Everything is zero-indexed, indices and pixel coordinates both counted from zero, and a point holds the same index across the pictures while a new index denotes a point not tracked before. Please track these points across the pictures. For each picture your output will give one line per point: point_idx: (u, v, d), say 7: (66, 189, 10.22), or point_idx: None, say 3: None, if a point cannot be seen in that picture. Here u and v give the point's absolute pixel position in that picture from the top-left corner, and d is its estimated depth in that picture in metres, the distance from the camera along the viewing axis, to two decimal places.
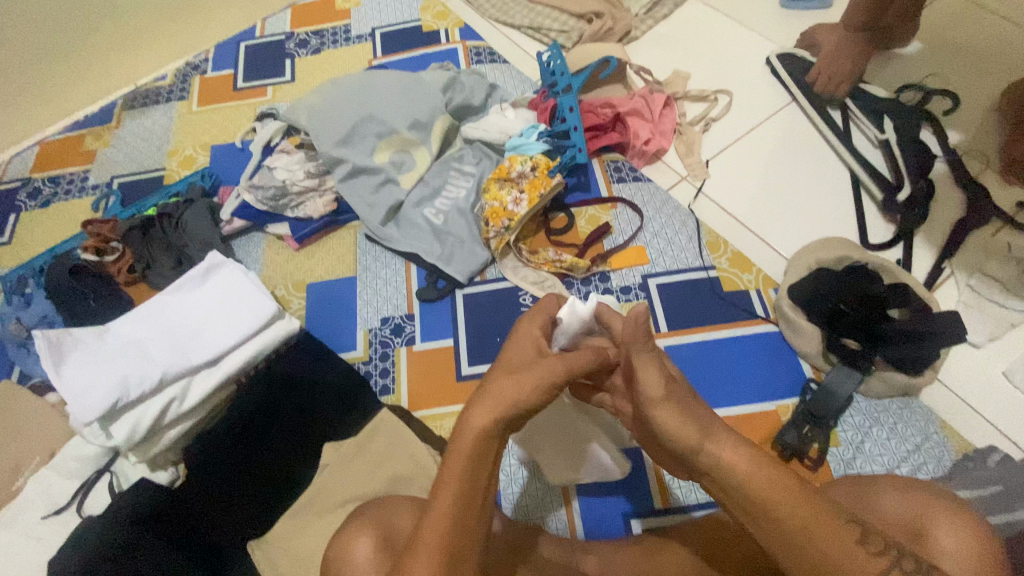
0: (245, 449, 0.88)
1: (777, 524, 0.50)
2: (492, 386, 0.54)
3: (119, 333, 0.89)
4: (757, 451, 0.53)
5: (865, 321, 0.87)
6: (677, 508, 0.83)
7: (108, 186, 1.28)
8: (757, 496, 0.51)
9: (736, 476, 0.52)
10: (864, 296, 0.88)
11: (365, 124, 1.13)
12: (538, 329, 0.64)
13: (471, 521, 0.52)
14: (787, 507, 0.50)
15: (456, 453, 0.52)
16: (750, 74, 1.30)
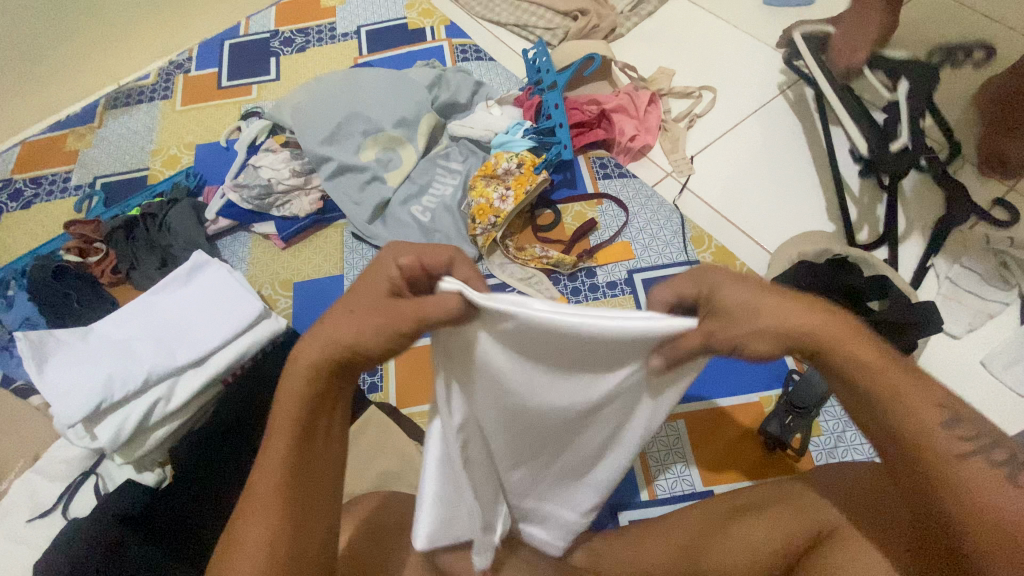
0: (231, 446, 0.89)
1: (901, 424, 0.48)
2: (327, 323, 0.50)
3: (103, 334, 0.88)
4: (880, 347, 0.50)
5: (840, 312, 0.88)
6: (663, 499, 0.84)
7: (92, 186, 1.27)
8: (883, 394, 0.48)
9: (866, 372, 0.49)
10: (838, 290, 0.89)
11: (351, 122, 1.13)
12: (392, 265, 0.50)
13: (314, 459, 0.52)
14: (889, 397, 0.48)
15: (287, 393, 0.51)
16: (734, 71, 1.32)
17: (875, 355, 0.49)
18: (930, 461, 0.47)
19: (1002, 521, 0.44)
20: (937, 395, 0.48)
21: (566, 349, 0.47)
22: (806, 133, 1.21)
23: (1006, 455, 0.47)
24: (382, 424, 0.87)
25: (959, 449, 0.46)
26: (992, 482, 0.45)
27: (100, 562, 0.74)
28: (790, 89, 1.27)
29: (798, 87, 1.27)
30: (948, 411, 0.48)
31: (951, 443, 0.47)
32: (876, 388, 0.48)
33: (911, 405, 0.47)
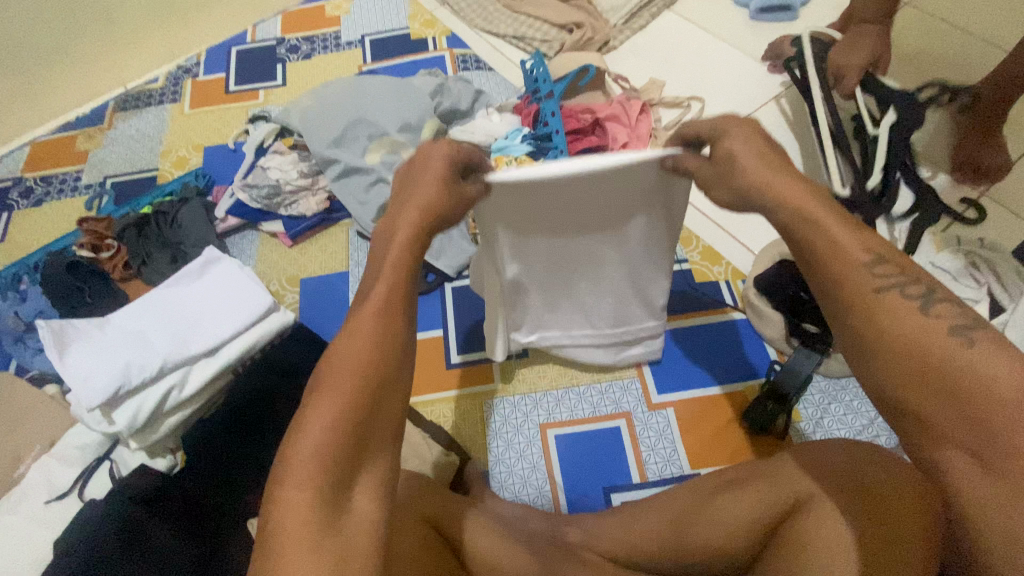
0: (243, 433, 0.93)
1: (835, 277, 0.52)
2: (417, 195, 0.54)
3: (120, 324, 0.92)
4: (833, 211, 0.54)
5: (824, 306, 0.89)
6: (654, 482, 0.89)
7: (102, 185, 1.31)
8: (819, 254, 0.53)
9: (811, 233, 0.53)
10: None
11: (357, 126, 1.18)
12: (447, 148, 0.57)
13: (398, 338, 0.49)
14: (829, 243, 0.52)
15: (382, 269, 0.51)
16: (721, 83, 1.39)
17: (822, 209, 0.53)
18: (855, 302, 0.51)
19: (933, 362, 0.46)
20: (868, 242, 0.52)
21: (568, 187, 0.65)
22: (787, 142, 1.29)
23: (921, 291, 0.49)
24: None
25: (877, 287, 0.50)
26: (909, 315, 0.48)
27: (119, 541, 0.78)
28: (773, 102, 1.35)
29: (780, 100, 1.35)
30: (876, 255, 0.51)
31: (871, 280, 0.50)
32: (825, 238, 0.52)
33: (846, 245, 0.52)
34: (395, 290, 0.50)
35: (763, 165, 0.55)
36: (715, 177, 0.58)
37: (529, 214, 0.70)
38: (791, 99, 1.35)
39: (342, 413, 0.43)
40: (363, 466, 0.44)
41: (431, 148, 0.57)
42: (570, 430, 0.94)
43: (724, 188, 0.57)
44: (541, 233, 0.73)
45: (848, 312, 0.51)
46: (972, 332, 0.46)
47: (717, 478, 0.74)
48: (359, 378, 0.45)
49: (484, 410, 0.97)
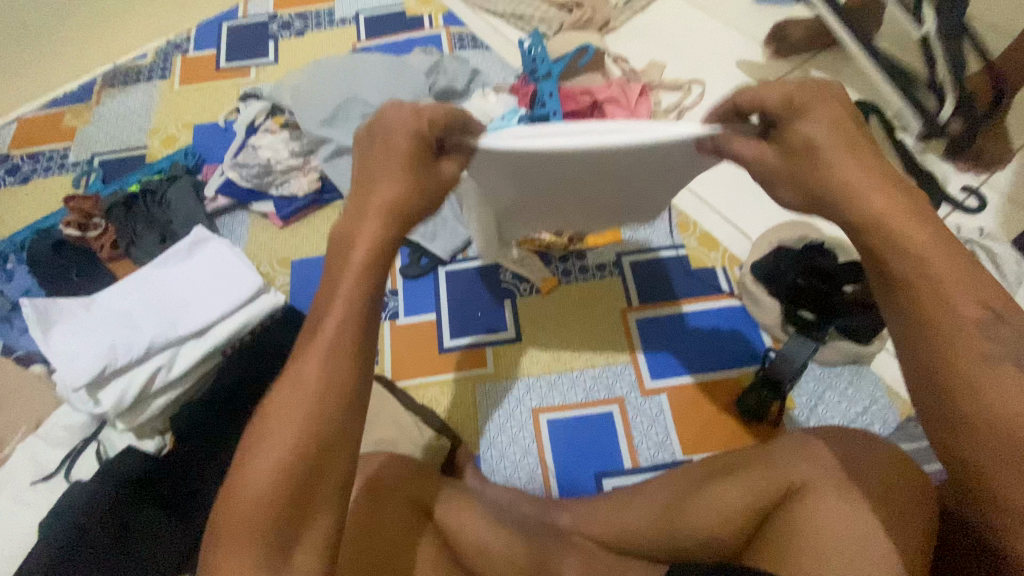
0: (229, 416, 0.93)
1: (928, 312, 0.42)
2: (375, 199, 0.49)
3: (107, 304, 0.90)
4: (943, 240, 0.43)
5: (820, 294, 0.87)
6: (644, 467, 0.89)
7: (89, 163, 1.28)
8: (906, 282, 0.43)
9: (910, 260, 0.43)
10: (821, 272, 0.88)
11: (349, 105, 1.15)
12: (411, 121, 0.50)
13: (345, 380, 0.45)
14: (939, 281, 0.42)
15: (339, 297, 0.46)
16: (723, 66, 1.37)
17: (928, 237, 0.43)
18: (943, 350, 0.42)
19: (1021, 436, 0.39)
20: (983, 292, 0.42)
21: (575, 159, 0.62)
22: None
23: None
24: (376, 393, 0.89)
25: (984, 348, 0.41)
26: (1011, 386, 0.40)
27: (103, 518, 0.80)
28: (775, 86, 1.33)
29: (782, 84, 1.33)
30: (993, 308, 0.41)
31: (975, 339, 0.41)
32: (923, 270, 0.43)
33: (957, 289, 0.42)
34: (349, 321, 0.45)
35: (857, 164, 0.47)
36: (786, 174, 0.52)
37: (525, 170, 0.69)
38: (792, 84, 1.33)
39: (277, 467, 0.42)
40: (312, 517, 0.43)
41: (395, 121, 0.50)
42: (561, 415, 0.93)
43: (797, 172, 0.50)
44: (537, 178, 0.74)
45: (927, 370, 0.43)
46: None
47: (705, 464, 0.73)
48: (300, 425, 0.43)
49: (476, 395, 0.96)
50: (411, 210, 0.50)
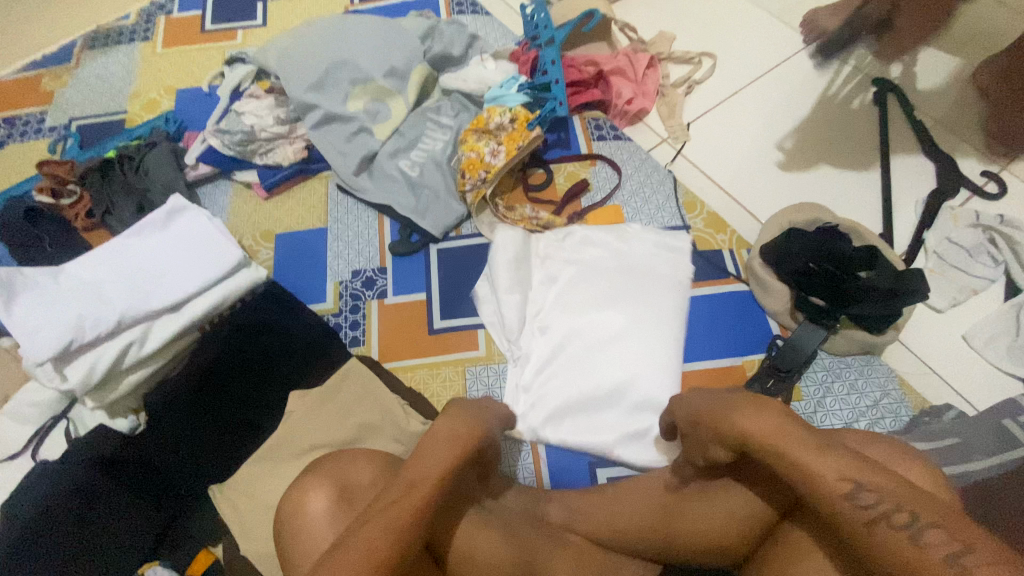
0: (207, 394, 0.85)
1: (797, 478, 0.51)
2: (423, 447, 0.59)
3: (75, 274, 0.85)
4: (778, 418, 0.54)
5: (833, 279, 0.82)
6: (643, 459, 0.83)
7: (67, 128, 1.22)
8: (773, 453, 0.53)
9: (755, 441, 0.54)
10: (833, 256, 0.83)
11: (339, 69, 1.08)
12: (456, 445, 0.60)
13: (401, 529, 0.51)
14: (795, 466, 0.51)
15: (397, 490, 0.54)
16: (736, 39, 1.29)
17: (773, 429, 0.54)
18: (843, 526, 0.48)
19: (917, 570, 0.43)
20: (841, 467, 0.49)
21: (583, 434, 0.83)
22: (804, 105, 1.19)
23: (908, 518, 0.45)
24: (362, 377, 0.86)
25: (864, 513, 0.47)
26: (900, 548, 0.44)
27: (72, 501, 0.75)
28: (790, 61, 1.25)
29: (798, 60, 1.26)
30: (853, 480, 0.48)
31: (856, 513, 0.47)
32: (785, 464, 0.52)
33: (816, 474, 0.50)
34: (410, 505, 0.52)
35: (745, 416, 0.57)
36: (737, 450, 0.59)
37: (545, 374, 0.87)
38: (809, 60, 1.26)
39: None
40: None
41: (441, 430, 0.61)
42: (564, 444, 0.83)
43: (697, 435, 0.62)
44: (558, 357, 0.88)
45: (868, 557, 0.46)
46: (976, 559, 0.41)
47: (694, 471, 0.70)
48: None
49: (466, 378, 0.91)
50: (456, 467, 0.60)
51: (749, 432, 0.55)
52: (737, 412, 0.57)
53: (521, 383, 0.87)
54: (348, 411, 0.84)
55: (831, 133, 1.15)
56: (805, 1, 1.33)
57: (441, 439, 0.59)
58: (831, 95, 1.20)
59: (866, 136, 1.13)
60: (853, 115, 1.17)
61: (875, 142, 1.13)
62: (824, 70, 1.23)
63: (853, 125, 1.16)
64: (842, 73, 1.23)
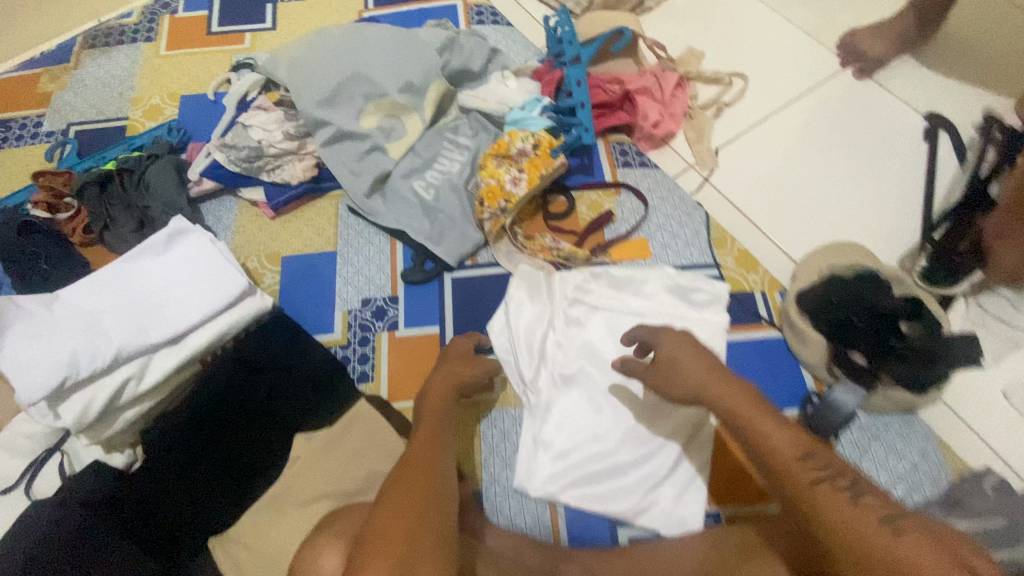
0: (210, 432, 0.81)
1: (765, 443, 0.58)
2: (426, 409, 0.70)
3: (70, 302, 0.80)
4: (747, 390, 0.62)
5: (876, 335, 0.79)
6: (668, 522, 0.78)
7: (65, 134, 1.16)
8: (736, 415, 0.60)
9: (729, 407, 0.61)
10: (875, 312, 0.80)
11: (352, 83, 1.02)
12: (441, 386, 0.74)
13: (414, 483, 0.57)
14: (756, 433, 0.59)
15: (410, 458, 0.60)
16: (766, 61, 1.25)
17: (742, 398, 0.61)
18: (793, 488, 0.55)
19: (859, 532, 0.50)
20: (799, 439, 0.58)
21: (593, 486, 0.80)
22: (834, 136, 1.16)
23: (850, 484, 0.54)
24: (372, 421, 0.84)
25: (816, 477, 0.54)
26: (843, 507, 0.52)
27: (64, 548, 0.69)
28: (821, 88, 1.22)
29: (830, 86, 1.22)
30: (807, 452, 0.56)
31: (806, 474, 0.55)
32: (753, 432, 0.59)
33: (772, 440, 0.57)
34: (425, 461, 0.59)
35: (717, 377, 0.63)
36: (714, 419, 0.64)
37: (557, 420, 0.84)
38: (842, 86, 1.22)
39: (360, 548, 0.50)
40: None
41: (434, 384, 0.75)
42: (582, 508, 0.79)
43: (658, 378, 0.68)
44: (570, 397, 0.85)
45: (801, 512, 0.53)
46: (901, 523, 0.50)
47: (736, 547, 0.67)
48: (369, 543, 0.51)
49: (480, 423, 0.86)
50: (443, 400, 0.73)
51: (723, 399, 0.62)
52: (717, 376, 0.63)
53: (539, 436, 0.83)
54: (356, 458, 0.81)
55: (861, 167, 1.12)
56: (839, 22, 1.28)
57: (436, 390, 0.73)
58: (862, 126, 1.17)
59: (897, 174, 1.11)
60: (884, 148, 1.14)
61: (907, 179, 1.11)
62: (857, 98, 1.20)
63: (884, 159, 1.13)
64: (876, 103, 1.19)
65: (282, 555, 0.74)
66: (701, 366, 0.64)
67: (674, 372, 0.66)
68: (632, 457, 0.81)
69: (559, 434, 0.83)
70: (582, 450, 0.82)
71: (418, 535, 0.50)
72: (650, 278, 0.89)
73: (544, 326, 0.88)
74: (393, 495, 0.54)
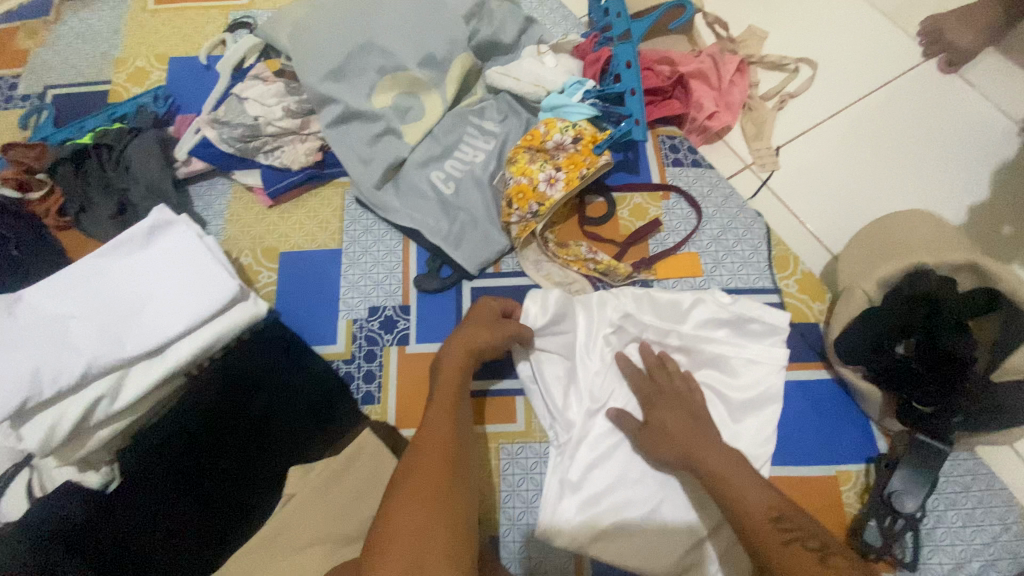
0: (197, 461, 0.70)
1: (739, 499, 0.60)
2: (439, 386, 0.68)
3: (35, 306, 0.69)
4: (728, 452, 0.64)
5: (944, 379, 0.68)
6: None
7: (40, 98, 1.03)
8: (717, 475, 0.62)
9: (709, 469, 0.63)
10: (938, 348, 0.68)
11: (365, 54, 0.88)
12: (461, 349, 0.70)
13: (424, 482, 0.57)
14: (729, 490, 0.61)
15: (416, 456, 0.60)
16: (838, 47, 1.10)
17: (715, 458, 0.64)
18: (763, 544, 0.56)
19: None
20: (773, 498, 0.59)
21: (629, 542, 0.70)
22: (912, 137, 1.01)
23: (819, 545, 0.55)
24: (378, 454, 0.75)
25: (784, 538, 0.56)
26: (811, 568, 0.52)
27: None
28: (899, 81, 1.06)
29: (910, 80, 1.06)
30: (778, 511, 0.58)
31: (776, 533, 0.56)
32: (727, 487, 0.61)
33: (750, 502, 0.59)
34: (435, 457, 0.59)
35: (691, 434, 0.67)
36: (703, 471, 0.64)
37: (590, 465, 0.74)
38: (925, 79, 1.06)
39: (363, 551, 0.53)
40: None
41: (447, 354, 0.70)
42: (616, 564, 0.70)
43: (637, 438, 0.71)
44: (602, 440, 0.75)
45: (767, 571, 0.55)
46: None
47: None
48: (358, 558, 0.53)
49: (499, 458, 0.77)
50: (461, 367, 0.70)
51: (706, 461, 0.64)
52: (703, 439, 0.66)
53: (567, 478, 0.73)
54: (360, 496, 0.72)
55: (942, 175, 0.98)
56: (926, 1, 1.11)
57: (450, 360, 0.69)
58: (945, 129, 1.02)
59: (983, 188, 0.97)
60: (970, 157, 0.99)
61: (995, 195, 0.96)
62: (941, 94, 1.04)
63: (969, 169, 0.98)
64: (961, 102, 1.03)
65: None
66: (690, 433, 0.67)
67: (662, 443, 0.68)
68: (673, 508, 0.71)
69: (589, 476, 0.73)
70: (614, 496, 0.72)
71: (422, 546, 0.51)
72: (700, 302, 0.77)
73: (579, 348, 0.77)
74: (403, 499, 0.55)
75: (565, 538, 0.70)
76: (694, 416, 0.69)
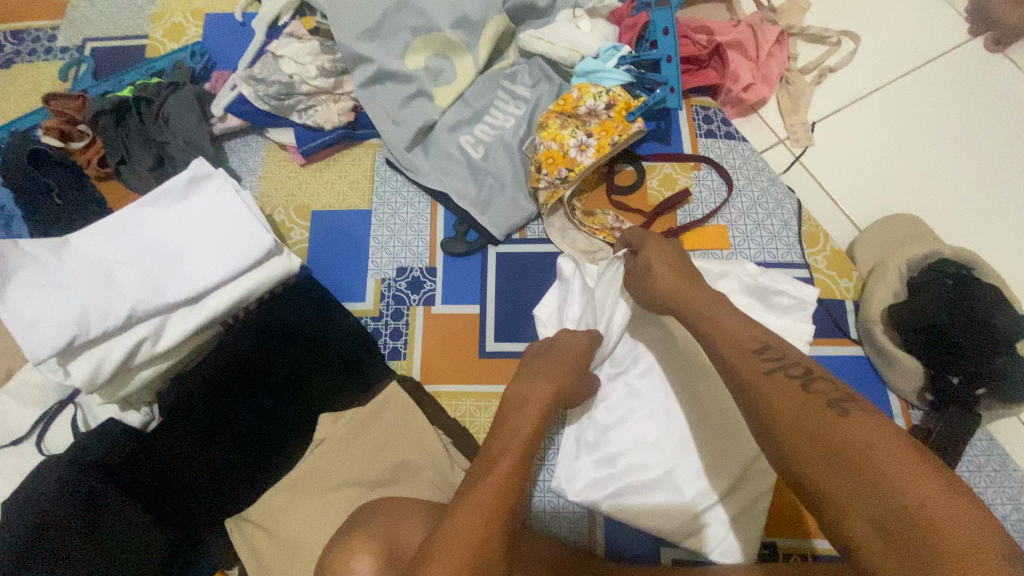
0: (229, 406, 0.73)
1: (719, 326, 0.57)
2: (519, 415, 0.62)
3: (81, 249, 0.72)
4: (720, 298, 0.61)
5: (975, 352, 0.69)
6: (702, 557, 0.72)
7: (80, 51, 1.05)
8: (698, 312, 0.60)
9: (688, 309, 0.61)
10: (970, 318, 0.69)
11: (399, 12, 0.87)
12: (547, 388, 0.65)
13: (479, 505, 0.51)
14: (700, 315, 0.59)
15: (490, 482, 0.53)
16: (883, 20, 1.06)
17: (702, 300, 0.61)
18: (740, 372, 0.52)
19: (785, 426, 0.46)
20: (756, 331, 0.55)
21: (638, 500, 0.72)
22: (955, 117, 0.98)
23: (802, 371, 0.50)
24: (403, 406, 0.77)
25: (764, 367, 0.51)
26: (790, 393, 0.48)
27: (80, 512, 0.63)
28: (945, 58, 1.02)
29: (956, 57, 1.02)
30: (762, 342, 0.53)
31: (756, 363, 0.51)
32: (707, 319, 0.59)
33: (725, 336, 0.55)
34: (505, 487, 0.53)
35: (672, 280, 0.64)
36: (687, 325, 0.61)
37: (607, 428, 0.76)
38: (971, 57, 1.02)
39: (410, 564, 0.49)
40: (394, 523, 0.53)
41: (534, 389, 0.65)
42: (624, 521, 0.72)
43: (633, 284, 0.70)
44: (622, 405, 0.77)
45: (744, 398, 0.50)
46: (848, 405, 0.46)
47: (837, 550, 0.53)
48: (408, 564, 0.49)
49: None
50: (553, 389, 0.66)
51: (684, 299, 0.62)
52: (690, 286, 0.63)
53: (585, 438, 0.76)
54: (383, 445, 0.75)
55: (982, 156, 0.95)
56: None
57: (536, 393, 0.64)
58: (990, 110, 0.98)
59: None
60: (1015, 139, 0.96)
61: None
62: (987, 73, 1.00)
63: (1012, 151, 0.95)
64: (1009, 82, 1.00)
65: (303, 544, 0.69)
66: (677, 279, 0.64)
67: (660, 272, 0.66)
68: (687, 473, 0.73)
69: (607, 437, 0.76)
70: (630, 457, 0.74)
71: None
72: (726, 274, 0.77)
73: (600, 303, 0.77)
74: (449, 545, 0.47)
75: (575, 492, 0.73)
76: (685, 263, 0.67)
